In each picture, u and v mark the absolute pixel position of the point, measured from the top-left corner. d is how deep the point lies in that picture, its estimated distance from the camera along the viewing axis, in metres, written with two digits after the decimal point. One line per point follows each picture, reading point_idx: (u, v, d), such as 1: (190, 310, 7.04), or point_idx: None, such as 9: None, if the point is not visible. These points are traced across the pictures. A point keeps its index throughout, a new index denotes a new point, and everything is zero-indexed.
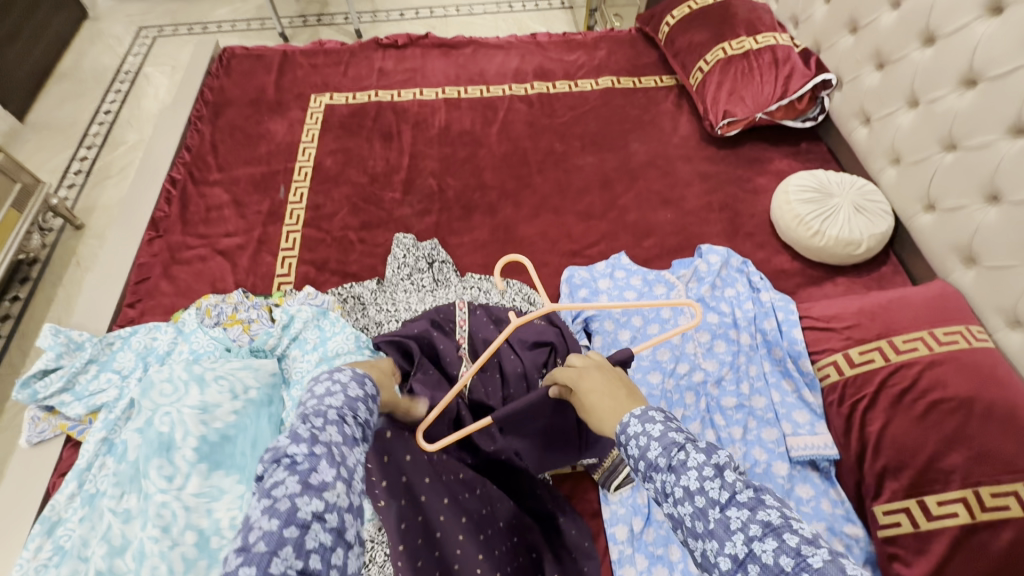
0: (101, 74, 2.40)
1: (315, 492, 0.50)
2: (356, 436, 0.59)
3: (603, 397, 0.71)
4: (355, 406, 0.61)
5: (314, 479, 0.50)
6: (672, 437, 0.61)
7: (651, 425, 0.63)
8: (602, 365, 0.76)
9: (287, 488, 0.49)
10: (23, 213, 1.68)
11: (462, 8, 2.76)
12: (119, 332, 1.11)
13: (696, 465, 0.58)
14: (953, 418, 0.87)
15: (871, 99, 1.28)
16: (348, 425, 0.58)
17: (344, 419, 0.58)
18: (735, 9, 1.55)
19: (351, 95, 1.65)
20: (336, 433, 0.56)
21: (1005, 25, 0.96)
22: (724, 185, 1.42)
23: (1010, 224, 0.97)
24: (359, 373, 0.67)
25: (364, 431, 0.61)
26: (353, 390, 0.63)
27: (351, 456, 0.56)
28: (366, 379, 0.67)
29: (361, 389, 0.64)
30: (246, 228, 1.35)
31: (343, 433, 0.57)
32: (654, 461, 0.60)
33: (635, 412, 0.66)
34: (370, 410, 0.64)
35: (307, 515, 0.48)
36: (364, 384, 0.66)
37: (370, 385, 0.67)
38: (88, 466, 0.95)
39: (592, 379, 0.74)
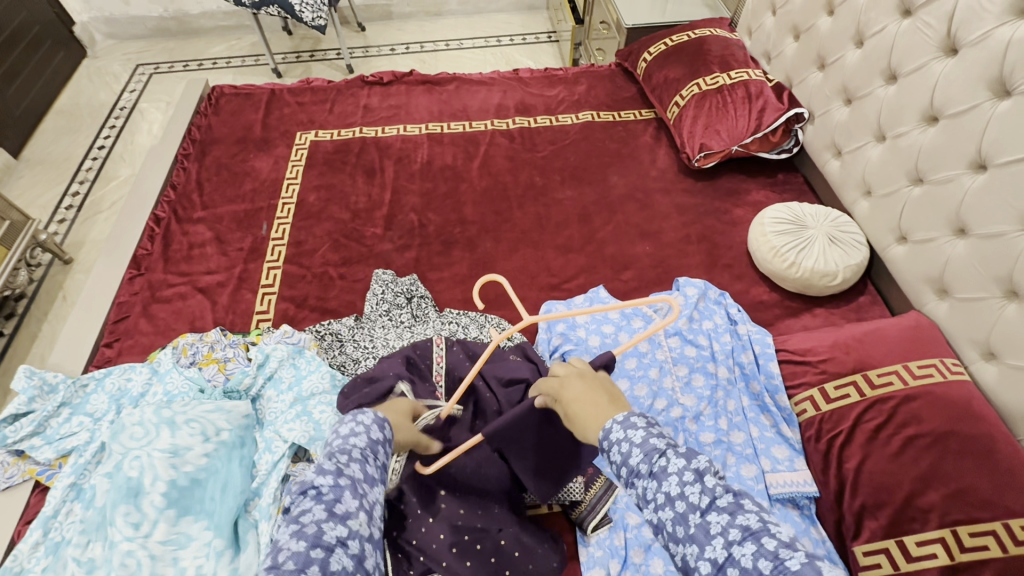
0: (97, 110, 2.45)
1: (340, 520, 0.55)
2: (379, 476, 0.63)
3: (587, 405, 0.68)
4: (378, 448, 0.64)
5: (338, 509, 0.56)
6: (653, 443, 0.60)
7: (633, 431, 0.62)
8: (585, 372, 0.73)
9: (313, 514, 0.54)
10: (10, 249, 1.69)
11: (451, 43, 2.85)
12: (94, 373, 1.10)
13: (677, 471, 0.58)
14: (929, 454, 0.86)
15: (841, 133, 1.31)
16: (372, 464, 0.62)
17: (368, 459, 0.62)
18: (709, 46, 1.60)
19: (337, 131, 1.68)
20: (359, 471, 0.60)
21: (961, 65, 0.99)
22: (702, 217, 1.44)
23: (977, 257, 0.98)
24: (379, 416, 0.68)
25: (382, 473, 0.64)
26: (375, 432, 0.65)
27: (372, 493, 0.61)
28: (385, 422, 0.68)
29: (383, 431, 0.67)
30: (227, 265, 1.35)
31: (368, 472, 0.61)
32: (636, 468, 0.60)
33: (617, 419, 0.64)
34: (388, 454, 0.67)
35: (332, 539, 0.53)
36: (383, 427, 0.67)
37: (389, 428, 0.69)
38: (54, 513, 0.93)
39: (575, 387, 0.71)
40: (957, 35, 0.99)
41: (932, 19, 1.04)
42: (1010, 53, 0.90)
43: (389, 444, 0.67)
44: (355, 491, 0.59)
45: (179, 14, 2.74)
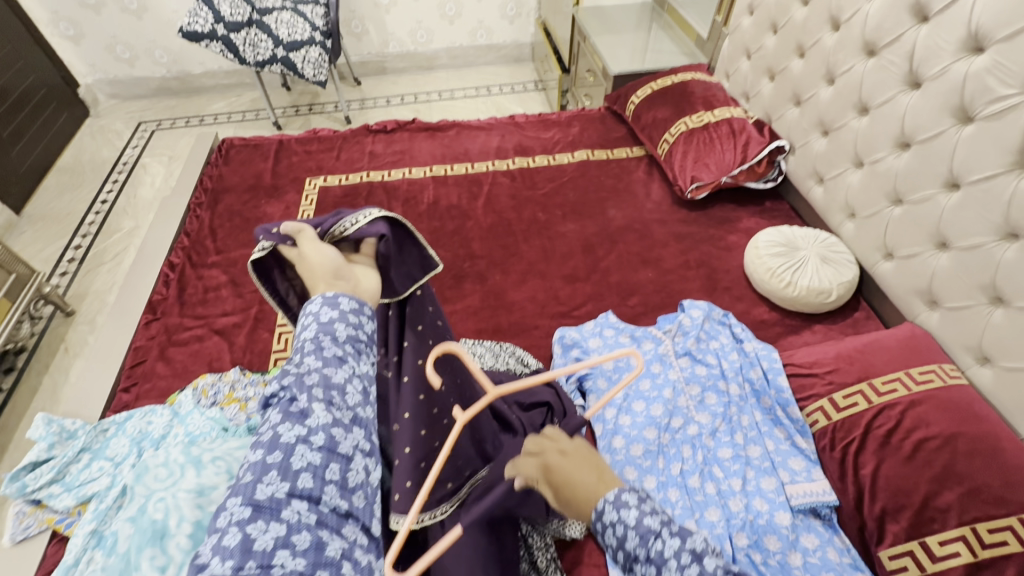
0: (100, 166, 2.50)
1: (297, 420, 0.52)
2: (342, 355, 0.59)
3: (582, 488, 0.63)
4: (333, 327, 0.61)
5: (295, 409, 0.53)
6: (648, 524, 0.60)
7: (626, 512, 0.61)
8: (563, 448, 0.65)
9: (272, 421, 0.53)
10: (15, 302, 1.69)
11: (444, 94, 3.00)
12: (114, 418, 1.11)
13: (675, 554, 0.57)
14: (941, 455, 0.90)
15: (822, 161, 1.41)
16: (327, 348, 0.59)
17: (323, 343, 0.59)
18: (692, 89, 1.73)
19: (344, 176, 1.75)
20: (315, 359, 0.57)
21: (925, 97, 1.09)
22: (698, 244, 1.52)
23: (962, 269, 1.05)
24: (332, 295, 0.64)
25: (349, 349, 0.61)
26: (327, 314, 0.62)
27: (338, 375, 0.58)
28: (343, 298, 0.64)
29: (338, 307, 0.62)
30: (243, 306, 1.38)
31: (323, 357, 0.57)
32: (633, 552, 0.59)
33: (609, 498, 0.62)
34: (356, 325, 0.63)
35: (291, 440, 0.51)
36: (339, 304, 0.63)
37: (349, 300, 0.64)
38: (75, 562, 0.90)
39: (565, 471, 0.63)
40: (918, 70, 1.10)
41: (894, 58, 1.15)
42: (968, 85, 1.00)
43: (354, 313, 0.63)
44: (312, 383, 0.55)
45: (182, 75, 2.87)
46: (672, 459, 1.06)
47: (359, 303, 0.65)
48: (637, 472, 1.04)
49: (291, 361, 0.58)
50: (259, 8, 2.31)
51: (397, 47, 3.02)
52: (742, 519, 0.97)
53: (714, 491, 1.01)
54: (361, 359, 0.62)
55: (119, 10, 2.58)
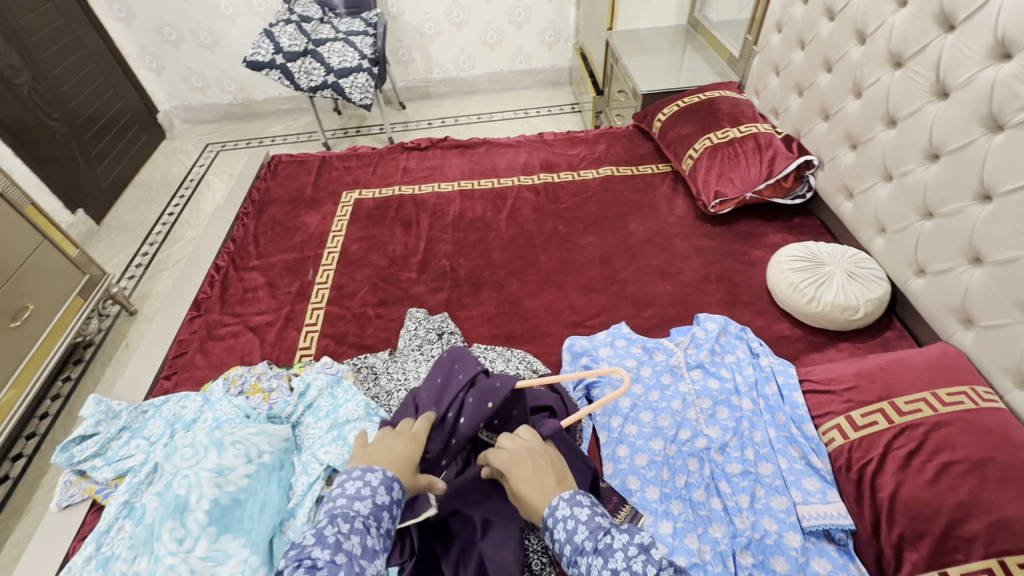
0: (170, 182, 2.76)
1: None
2: (377, 546, 0.66)
3: (535, 487, 0.68)
4: (381, 513, 0.68)
5: None
6: (598, 521, 0.65)
7: (579, 508, 0.65)
8: (532, 447, 0.72)
9: None
10: (86, 300, 1.87)
11: (482, 116, 3.12)
12: (153, 401, 1.21)
13: (622, 546, 0.62)
14: (967, 481, 0.83)
15: (850, 176, 1.37)
16: (371, 535, 0.66)
17: (369, 527, 0.66)
18: (718, 105, 1.73)
19: (378, 190, 1.86)
20: (358, 543, 0.64)
21: (953, 107, 1.05)
22: (720, 258, 1.50)
23: (997, 285, 0.98)
24: (389, 476, 0.71)
25: (383, 540, 0.67)
26: (380, 496, 0.69)
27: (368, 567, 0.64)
28: (395, 484, 0.71)
29: (391, 494, 0.70)
30: (276, 306, 1.49)
31: (361, 543, 0.64)
32: (581, 544, 0.63)
33: (565, 495, 0.67)
34: (394, 516, 0.70)
35: None
36: (391, 489, 0.70)
37: (399, 490, 0.71)
38: (107, 529, 0.97)
39: (524, 467, 0.69)
40: (945, 80, 1.07)
41: (920, 69, 1.12)
42: (996, 92, 0.96)
43: (397, 503, 0.70)
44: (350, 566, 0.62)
45: (246, 101, 3.13)
46: (678, 471, 1.03)
47: (404, 493, 0.72)
48: (640, 482, 1.02)
49: (339, 530, 0.64)
50: (314, 40, 2.51)
51: (441, 73, 3.19)
52: (747, 539, 0.93)
53: (719, 507, 0.98)
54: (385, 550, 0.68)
55: (195, 44, 2.87)
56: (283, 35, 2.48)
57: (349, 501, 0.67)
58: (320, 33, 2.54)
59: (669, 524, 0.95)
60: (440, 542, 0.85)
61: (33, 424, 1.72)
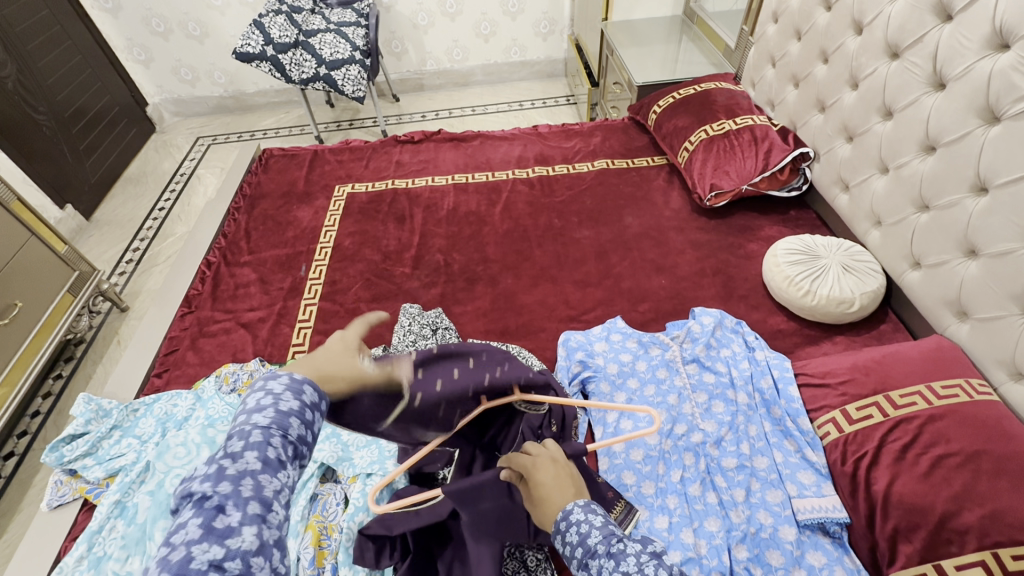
0: (160, 177, 2.72)
1: (215, 538, 0.44)
2: (284, 458, 0.52)
3: (556, 492, 0.67)
4: (288, 421, 0.55)
5: (218, 522, 0.46)
6: (611, 528, 0.63)
7: (593, 514, 0.64)
8: (556, 457, 0.72)
9: (187, 533, 0.45)
10: (76, 296, 1.85)
11: (477, 109, 3.09)
12: (145, 400, 1.20)
13: (634, 552, 0.60)
14: (961, 473, 0.83)
15: (846, 168, 1.37)
16: (274, 444, 0.52)
17: (271, 438, 0.52)
18: (714, 97, 1.72)
19: (371, 184, 1.84)
20: (255, 458, 0.50)
21: (949, 98, 1.04)
22: (716, 251, 1.49)
23: (991, 277, 0.98)
24: (296, 379, 0.58)
25: (294, 451, 0.54)
26: (287, 401, 0.55)
27: (270, 483, 0.50)
28: (305, 387, 0.58)
29: (301, 398, 0.57)
30: (268, 302, 1.47)
31: (263, 457, 0.51)
32: (593, 548, 0.61)
33: (580, 502, 0.66)
34: (309, 424, 0.57)
35: (203, 564, 0.43)
36: (301, 393, 0.57)
37: (311, 393, 0.59)
38: (98, 529, 0.96)
39: (547, 472, 0.69)
40: (942, 71, 1.06)
41: (917, 59, 1.11)
42: (993, 84, 0.95)
43: (312, 409, 0.58)
44: (245, 492, 0.48)
45: (237, 94, 3.09)
46: (673, 466, 1.03)
47: (320, 398, 0.59)
48: (636, 477, 1.02)
49: (227, 452, 0.51)
50: (305, 31, 2.47)
51: (435, 65, 3.15)
52: (742, 532, 0.93)
53: (715, 501, 0.97)
54: (297, 465, 0.54)
55: (184, 35, 2.82)
56: (273, 26, 2.44)
57: (248, 416, 0.54)
58: (311, 24, 2.49)
59: (665, 519, 0.95)
60: (439, 542, 0.83)
61: (24, 423, 1.70)
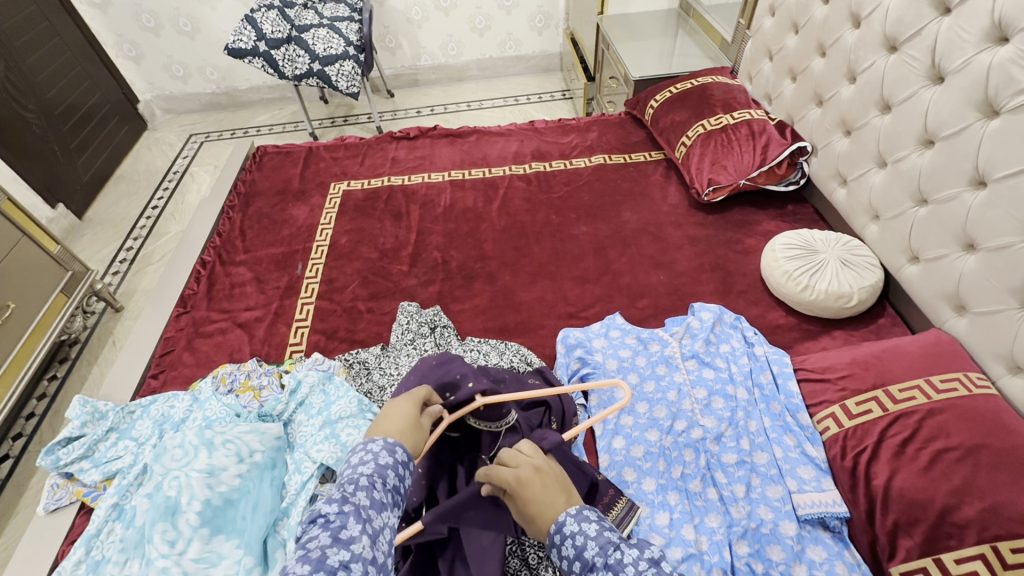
0: (153, 175, 2.69)
1: (343, 545, 0.53)
2: (387, 500, 0.60)
3: (547, 505, 0.66)
4: (386, 471, 0.62)
5: (343, 534, 0.54)
6: (607, 536, 0.64)
7: (587, 524, 0.64)
8: (539, 465, 0.69)
9: (319, 540, 0.53)
10: (69, 297, 1.82)
11: (472, 104, 3.07)
12: (140, 401, 1.19)
13: (632, 561, 0.61)
14: (961, 467, 0.84)
15: (844, 162, 1.36)
16: (379, 488, 0.60)
17: (376, 483, 0.60)
18: (711, 91, 1.71)
19: (367, 181, 1.82)
20: (366, 496, 0.58)
21: (949, 91, 1.04)
22: (714, 247, 1.49)
23: (990, 271, 0.98)
24: (390, 442, 0.66)
25: (394, 497, 0.61)
26: (383, 457, 0.63)
27: (378, 519, 0.58)
28: (398, 448, 0.65)
29: (394, 454, 0.64)
30: (265, 301, 1.46)
31: (372, 496, 0.59)
32: (591, 561, 0.62)
33: (572, 510, 0.66)
34: (402, 477, 0.63)
35: (335, 563, 0.52)
36: (394, 452, 0.64)
37: (402, 452, 0.66)
38: (97, 532, 0.95)
39: (535, 483, 0.67)
40: (941, 64, 1.06)
41: (916, 52, 1.11)
42: (992, 76, 0.95)
43: (403, 464, 0.64)
44: (361, 519, 0.57)
45: (230, 90, 3.06)
46: (673, 462, 1.03)
47: (409, 455, 0.66)
48: (636, 474, 1.02)
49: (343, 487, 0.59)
50: (298, 26, 2.44)
51: (429, 60, 3.12)
52: (743, 528, 0.93)
53: (716, 497, 0.98)
54: (395, 508, 0.62)
55: (175, 31, 2.79)
56: (265, 21, 2.41)
57: (354, 467, 0.62)
58: (304, 19, 2.47)
59: (666, 516, 0.95)
60: (438, 543, 0.83)
61: (20, 425, 1.69)
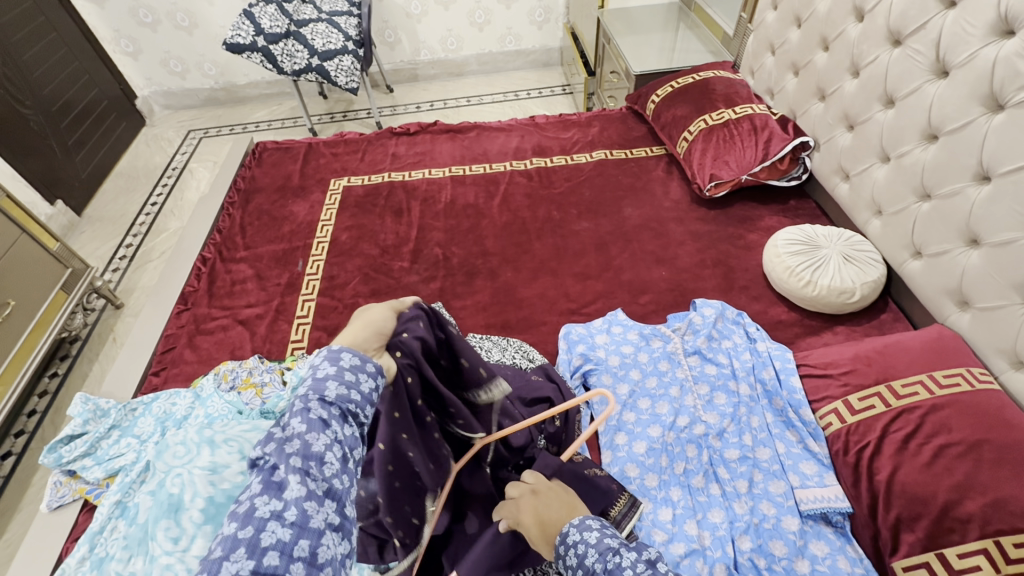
0: (152, 171, 2.68)
1: (273, 493, 0.46)
2: (329, 417, 0.52)
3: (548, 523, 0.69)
4: (325, 386, 0.53)
5: (275, 478, 0.47)
6: (607, 543, 0.62)
7: (588, 532, 0.64)
8: (537, 489, 0.73)
9: (252, 490, 0.47)
10: (69, 294, 1.82)
11: (472, 99, 3.05)
12: (143, 399, 1.19)
13: (630, 564, 0.59)
14: (963, 463, 0.84)
15: (847, 157, 1.36)
16: (315, 408, 0.51)
17: (309, 404, 0.52)
18: (713, 86, 1.70)
19: (367, 177, 1.82)
20: (300, 423, 0.51)
21: (952, 85, 1.03)
22: (716, 242, 1.48)
23: (994, 266, 0.98)
24: (334, 350, 0.57)
25: (342, 410, 0.53)
26: (324, 369, 0.55)
27: (319, 442, 0.50)
28: (342, 354, 0.57)
29: (336, 363, 0.55)
30: (266, 298, 1.46)
31: (307, 420, 0.51)
32: (590, 568, 0.60)
33: (574, 521, 0.67)
34: (352, 385, 0.55)
35: (264, 514, 0.45)
36: (338, 359, 0.56)
37: (349, 358, 0.57)
38: (100, 529, 0.96)
39: (535, 506, 0.71)
40: (945, 58, 1.05)
41: (919, 46, 1.10)
42: (997, 70, 0.94)
43: (351, 371, 0.56)
44: (293, 452, 0.49)
45: (228, 85, 3.04)
46: (676, 458, 1.03)
47: (359, 359, 0.57)
48: (639, 470, 1.02)
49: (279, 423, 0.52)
50: (297, 20, 2.42)
51: (429, 55, 3.11)
52: (745, 522, 0.93)
53: (718, 492, 0.98)
54: (347, 424, 0.53)
55: (172, 26, 2.77)
56: (263, 16, 2.39)
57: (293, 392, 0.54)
58: (302, 13, 2.45)
59: (668, 512, 0.95)
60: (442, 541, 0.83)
61: (21, 422, 1.69)
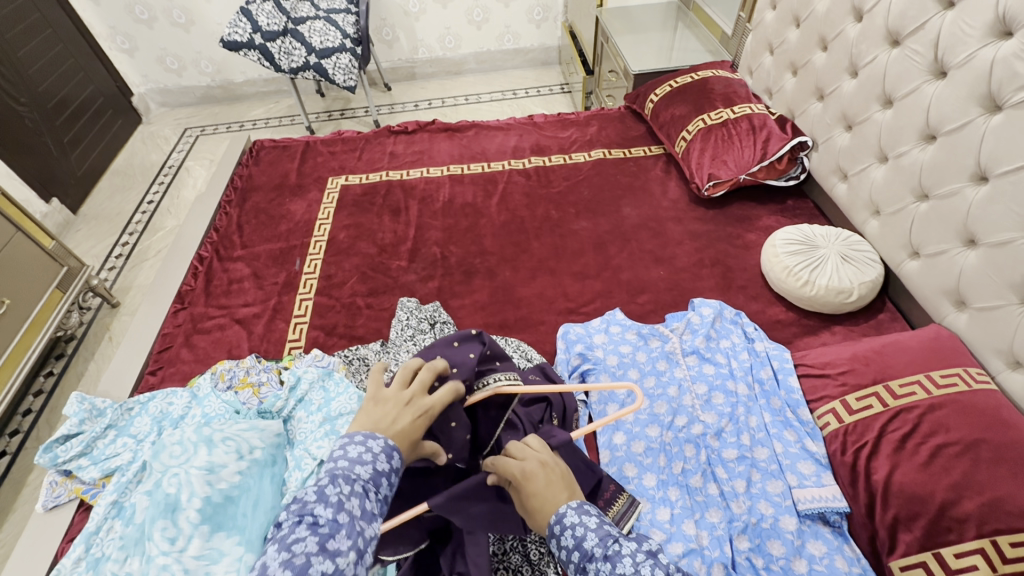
0: (148, 169, 2.67)
1: (329, 555, 0.54)
2: (378, 510, 0.61)
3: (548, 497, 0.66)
4: (381, 480, 0.62)
5: (331, 544, 0.55)
6: (607, 529, 0.64)
7: (587, 516, 0.65)
8: (545, 461, 0.70)
9: (306, 545, 0.54)
10: (65, 292, 1.81)
11: (470, 98, 3.05)
12: (139, 398, 1.18)
13: (630, 552, 0.61)
14: (960, 462, 0.84)
15: (845, 157, 1.36)
16: (372, 498, 0.60)
17: (369, 492, 0.60)
18: (711, 85, 1.70)
19: (365, 176, 1.81)
20: (358, 506, 0.59)
21: (951, 86, 1.03)
22: (714, 242, 1.49)
23: (990, 267, 0.98)
24: (390, 444, 0.65)
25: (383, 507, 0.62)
26: (381, 463, 0.63)
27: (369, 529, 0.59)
28: (395, 453, 0.64)
29: (391, 462, 0.63)
30: (263, 297, 1.45)
31: (366, 505, 0.59)
32: (590, 551, 0.62)
33: (573, 503, 0.66)
34: (394, 485, 0.64)
35: (316, 574, 0.53)
36: (392, 457, 0.64)
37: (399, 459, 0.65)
38: (96, 529, 0.95)
39: (538, 481, 0.67)
40: (943, 58, 1.05)
41: (918, 47, 1.10)
42: (995, 71, 0.94)
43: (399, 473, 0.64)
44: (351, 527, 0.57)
45: (225, 83, 3.03)
46: (674, 458, 1.03)
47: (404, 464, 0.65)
48: (637, 469, 1.02)
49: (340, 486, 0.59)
50: (294, 18, 2.41)
51: (427, 53, 3.10)
52: (743, 521, 0.93)
53: (716, 492, 0.98)
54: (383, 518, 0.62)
55: (169, 23, 2.75)
56: (261, 14, 2.38)
57: (351, 465, 0.61)
58: (299, 11, 2.43)
59: (667, 512, 0.95)
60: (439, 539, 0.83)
61: (16, 421, 1.68)
